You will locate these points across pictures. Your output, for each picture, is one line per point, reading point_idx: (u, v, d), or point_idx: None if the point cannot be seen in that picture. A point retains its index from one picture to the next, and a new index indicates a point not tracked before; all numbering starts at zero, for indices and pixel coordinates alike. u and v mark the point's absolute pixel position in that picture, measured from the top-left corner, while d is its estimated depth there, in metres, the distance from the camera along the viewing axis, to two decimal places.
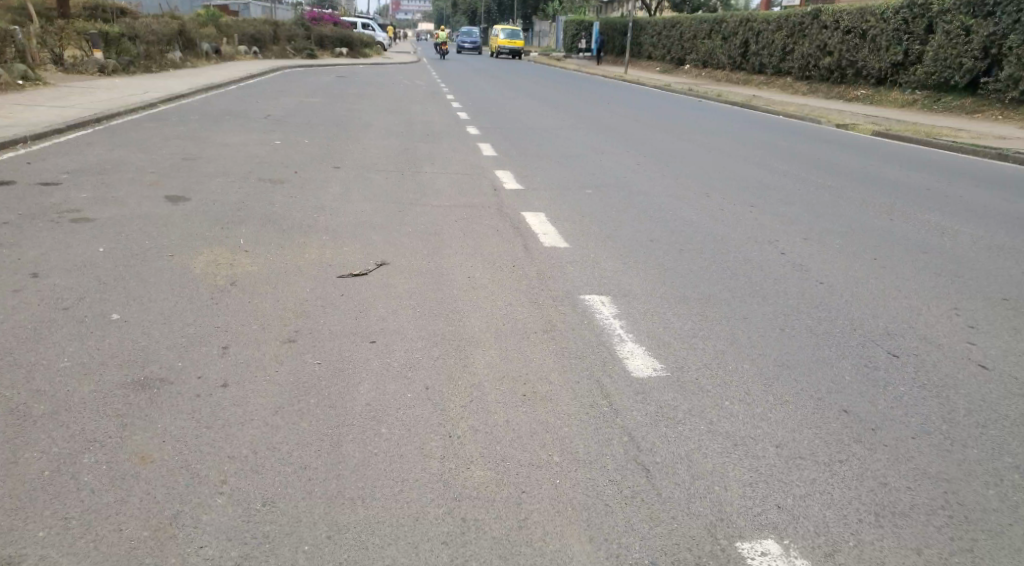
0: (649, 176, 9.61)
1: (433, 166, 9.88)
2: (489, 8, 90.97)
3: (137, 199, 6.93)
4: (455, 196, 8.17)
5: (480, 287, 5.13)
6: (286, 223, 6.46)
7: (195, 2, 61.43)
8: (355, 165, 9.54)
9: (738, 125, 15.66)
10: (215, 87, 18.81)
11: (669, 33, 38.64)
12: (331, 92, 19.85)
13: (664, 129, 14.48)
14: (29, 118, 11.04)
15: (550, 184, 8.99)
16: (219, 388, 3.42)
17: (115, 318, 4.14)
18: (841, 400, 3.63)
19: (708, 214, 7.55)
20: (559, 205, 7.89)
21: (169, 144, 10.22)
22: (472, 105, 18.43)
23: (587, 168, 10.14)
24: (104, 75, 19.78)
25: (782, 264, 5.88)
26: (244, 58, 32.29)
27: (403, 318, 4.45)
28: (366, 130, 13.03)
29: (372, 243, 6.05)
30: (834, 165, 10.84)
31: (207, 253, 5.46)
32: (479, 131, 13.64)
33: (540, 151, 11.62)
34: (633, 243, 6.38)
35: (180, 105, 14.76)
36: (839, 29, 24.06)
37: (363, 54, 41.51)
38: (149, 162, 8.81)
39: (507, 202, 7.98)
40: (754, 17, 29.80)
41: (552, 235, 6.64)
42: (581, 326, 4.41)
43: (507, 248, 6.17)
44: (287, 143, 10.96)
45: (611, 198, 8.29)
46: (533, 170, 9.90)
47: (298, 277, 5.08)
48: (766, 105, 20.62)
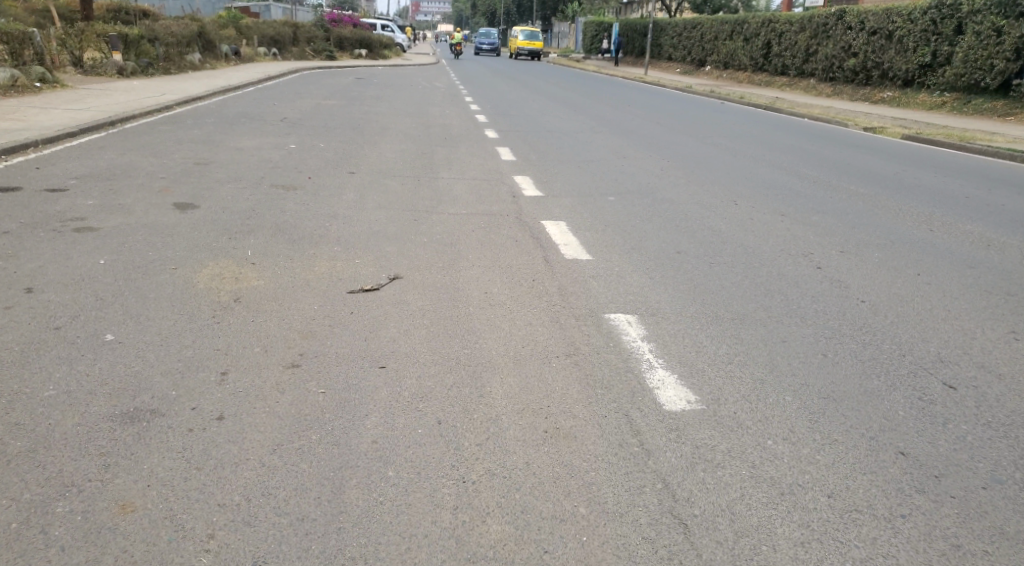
0: (674, 182, 9.26)
1: (450, 172, 9.60)
2: (508, 9, 90.68)
3: (144, 207, 6.70)
4: (472, 203, 7.88)
5: (498, 304, 4.81)
6: (297, 233, 6.20)
7: (217, 4, 61.75)
8: (371, 171, 9.28)
9: (763, 127, 15.23)
10: (232, 89, 18.68)
11: (689, 34, 38.12)
12: (349, 94, 19.66)
13: (687, 132, 14.09)
14: (43, 121, 10.90)
15: (571, 191, 8.67)
16: (214, 422, 3.15)
17: (110, 339, 3.89)
18: (898, 439, 3.28)
19: (737, 223, 7.19)
20: (581, 213, 7.58)
21: (182, 148, 10.03)
22: (491, 107, 18.12)
23: (609, 174, 9.80)
24: (123, 76, 19.72)
25: (820, 279, 5.52)
26: (264, 59, 32.25)
27: (415, 339, 4.15)
28: (383, 133, 12.78)
29: (386, 255, 5.75)
30: (866, 171, 10.41)
31: (212, 265, 5.21)
32: (498, 134, 13.34)
33: (560, 156, 11.29)
34: (660, 256, 6.04)
35: (195, 107, 14.60)
36: (864, 30, 23.49)
37: (382, 55, 41.43)
38: (160, 167, 8.60)
39: (527, 210, 7.67)
40: (777, 18, 29.25)
41: (573, 246, 6.31)
42: (607, 349, 4.09)
43: (527, 261, 5.85)
44: (302, 147, 10.73)
45: (635, 206, 7.96)
46: (553, 176, 9.57)
47: (306, 293, 4.80)
48: (789, 108, 20.16)
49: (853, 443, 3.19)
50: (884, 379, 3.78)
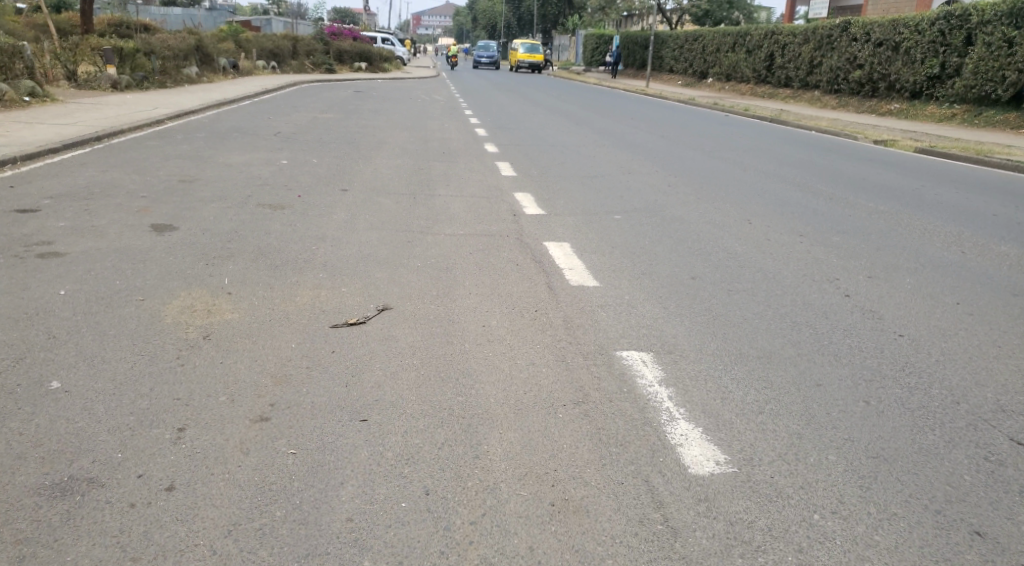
0: (683, 199, 8.82)
1: (448, 188, 9.16)
2: (508, 21, 90.64)
3: (118, 229, 6.25)
4: (471, 223, 7.44)
5: (497, 340, 4.34)
6: (280, 259, 5.74)
7: (217, 18, 61.65)
8: (365, 188, 8.84)
9: (771, 141, 14.79)
10: (227, 102, 18.29)
11: (691, 46, 37.81)
12: (347, 108, 19.25)
13: (694, 146, 13.66)
14: (26, 136, 10.47)
15: (575, 208, 8.22)
16: (162, 494, 2.68)
17: (53, 386, 3.45)
18: (970, 513, 2.67)
19: (754, 244, 6.72)
20: (587, 233, 7.13)
21: (169, 164, 9.60)
22: (492, 121, 17.73)
23: (615, 191, 9.35)
24: (117, 90, 19.35)
25: (849, 309, 5.05)
26: (263, 72, 31.97)
27: (403, 385, 3.66)
28: (380, 148, 12.36)
29: (375, 282, 5.29)
30: (883, 187, 9.95)
31: (184, 295, 4.76)
32: (498, 149, 12.92)
33: (564, 171, 10.86)
34: (673, 282, 5.58)
35: (188, 121, 14.19)
36: (870, 42, 23.12)
37: (382, 69, 41.18)
38: (142, 185, 8.16)
39: (529, 230, 7.22)
40: (779, 30, 28.89)
41: (579, 271, 5.84)
42: (621, 394, 3.59)
43: (529, 288, 5.39)
44: (295, 163, 10.30)
45: (644, 225, 7.50)
46: (556, 193, 9.13)
47: (285, 329, 4.33)
48: (796, 120, 19.73)
49: (918, 518, 2.64)
50: (941, 433, 3.27)
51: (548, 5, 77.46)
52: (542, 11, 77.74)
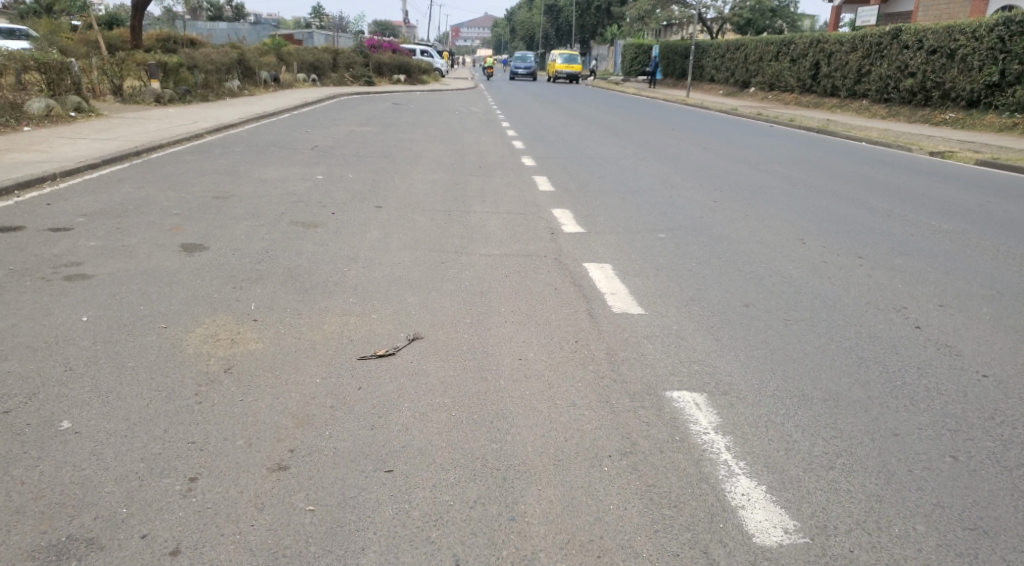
0: (730, 216, 8.42)
1: (484, 205, 8.90)
2: (546, 32, 90.60)
3: (147, 249, 6.11)
4: (508, 241, 7.15)
5: (536, 377, 4.04)
6: (309, 281, 5.51)
7: (260, 31, 62.66)
8: (400, 204, 8.61)
9: (819, 153, 14.27)
10: (266, 116, 18.35)
11: (732, 55, 37.16)
12: (385, 120, 19.17)
13: (738, 159, 13.21)
14: (66, 152, 10.51)
15: (617, 226, 7.88)
16: (166, 560, 2.43)
17: (63, 425, 3.24)
18: None
19: (808, 267, 6.31)
20: (630, 253, 6.79)
21: (205, 179, 9.53)
22: (530, 133, 17.47)
23: (658, 207, 8.98)
24: (160, 104, 19.57)
25: (918, 343, 4.64)
26: (303, 85, 32.29)
27: (434, 429, 3.37)
28: (416, 162, 12.18)
29: (405, 308, 5.04)
30: (942, 203, 9.42)
31: (209, 322, 4.56)
32: (536, 162, 12.64)
33: (603, 185, 10.52)
34: (724, 308, 5.21)
35: (227, 135, 14.20)
36: (923, 49, 22.32)
37: (421, 81, 41.34)
38: (176, 202, 8.06)
39: (568, 249, 6.91)
40: (826, 38, 28.16)
41: (622, 297, 5.49)
42: (672, 445, 3.26)
43: (568, 315, 5.07)
44: (330, 178, 10.15)
45: (689, 245, 7.12)
46: (596, 209, 8.80)
47: (311, 362, 4.08)
48: (845, 130, 19.10)
49: None
50: None
51: (586, 15, 77.13)
52: (580, 22, 77.30)
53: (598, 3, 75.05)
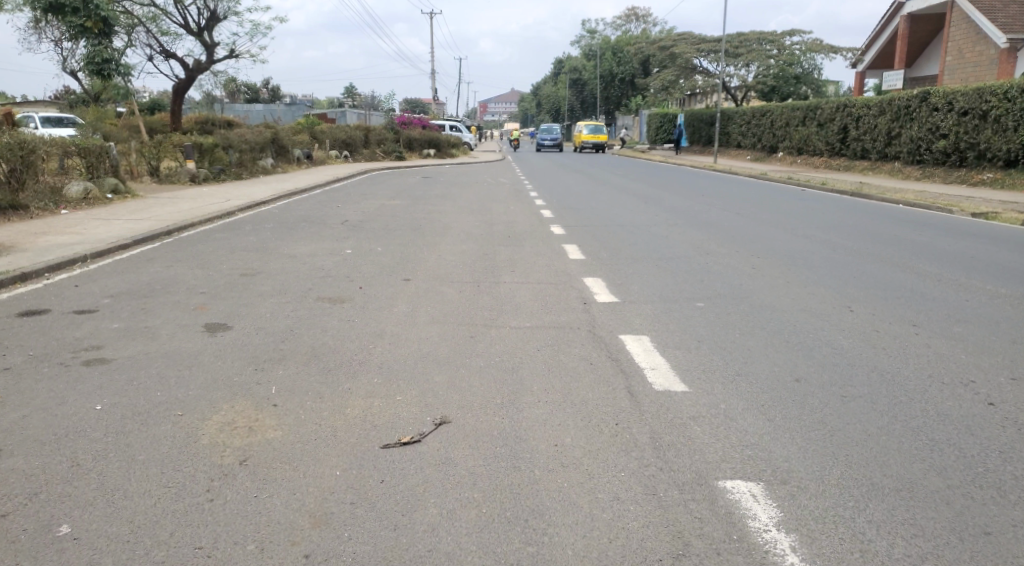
0: (771, 284, 8.09)
1: (514, 275, 8.69)
2: (572, 105, 92.38)
3: (170, 330, 5.98)
4: (539, 312, 6.89)
5: (573, 465, 3.71)
6: (334, 361, 5.29)
7: (295, 112, 64.81)
8: (429, 277, 8.44)
9: (855, 216, 13.94)
10: (298, 192, 18.61)
11: (759, 121, 37.27)
12: (414, 193, 19.31)
13: (771, 223, 12.93)
14: (99, 233, 10.61)
15: (652, 295, 7.59)
16: None
17: (63, 530, 2.98)
18: None
19: (858, 337, 5.94)
20: (668, 324, 6.48)
21: (234, 257, 9.51)
22: (558, 202, 17.43)
23: (694, 274, 8.68)
24: (195, 182, 20.00)
25: (991, 422, 4.23)
26: (335, 161, 33.00)
27: (464, 532, 3.06)
28: (445, 233, 12.09)
29: (433, 387, 4.78)
30: (992, 266, 8.99)
31: (227, 408, 4.33)
32: (566, 231, 12.49)
33: (635, 253, 10.28)
34: (774, 382, 4.85)
35: (258, 212, 14.34)
36: (953, 111, 22.06)
37: (450, 154, 42.09)
38: (203, 280, 7.99)
39: (602, 320, 6.63)
40: (852, 102, 28.11)
41: (662, 371, 5.14)
42: (733, 555, 2.90)
43: (606, 391, 4.75)
44: (359, 251, 10.07)
45: (730, 314, 6.80)
46: (629, 277, 8.54)
47: (332, 452, 3.81)
48: (880, 192, 18.75)
49: None
50: None
51: (611, 87, 78.59)
52: (605, 94, 78.69)
53: (622, 75, 76.50)
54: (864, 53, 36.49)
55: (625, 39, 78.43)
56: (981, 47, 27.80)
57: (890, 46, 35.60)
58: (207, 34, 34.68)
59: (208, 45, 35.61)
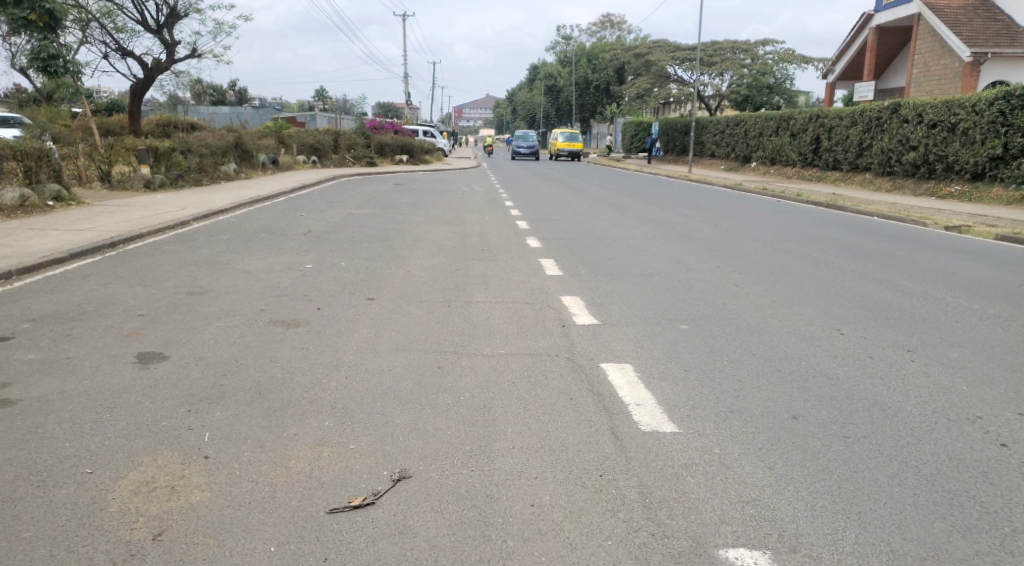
0: (757, 303, 7.65)
1: (487, 293, 8.15)
2: (546, 111, 92.12)
3: (96, 362, 5.36)
4: (513, 337, 6.34)
5: (553, 533, 3.17)
6: (279, 399, 4.69)
7: (265, 116, 63.62)
8: (394, 296, 7.84)
9: (836, 229, 13.59)
10: (260, 199, 17.88)
11: (732, 130, 37.24)
12: (383, 201, 18.67)
13: (751, 236, 12.53)
14: (36, 245, 9.90)
15: (633, 316, 7.11)
16: None
17: None
18: None
19: (858, 365, 5.47)
20: (651, 349, 5.99)
21: (182, 273, 8.85)
22: (532, 212, 16.93)
23: (676, 292, 8.24)
24: (151, 189, 19.19)
25: (1018, 470, 3.75)
26: (302, 167, 32.19)
27: None
28: (414, 246, 11.50)
29: (394, 431, 4.20)
30: (983, 284, 8.61)
31: (148, 463, 3.73)
32: (540, 244, 11.98)
33: (613, 268, 9.82)
34: (770, 419, 4.35)
35: (214, 221, 13.64)
36: (922, 123, 21.99)
37: (421, 160, 41.44)
38: (144, 301, 7.37)
39: (581, 345, 6.11)
40: (825, 113, 28.07)
41: (648, 408, 4.56)
42: None
43: (588, 434, 4.19)
44: (320, 266, 9.45)
45: (716, 338, 6.34)
46: (608, 296, 8.05)
47: (265, 522, 3.21)
48: (855, 204, 18.53)
49: None
50: None
51: (585, 95, 78.44)
52: (579, 102, 78.52)
53: (597, 83, 76.40)
54: (834, 64, 36.60)
55: (598, 46, 78.33)
56: (946, 60, 27.91)
57: (859, 58, 35.75)
58: (167, 32, 33.71)
59: (168, 44, 34.62)
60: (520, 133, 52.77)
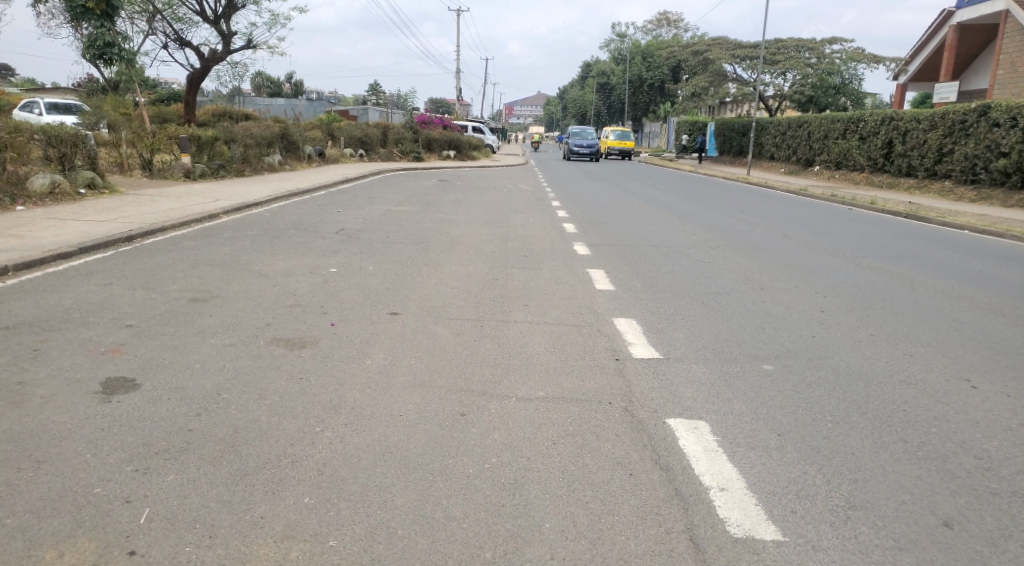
0: (854, 338, 6.35)
1: (528, 311, 7.05)
2: (599, 110, 90.54)
3: (52, 387, 4.36)
4: (554, 373, 5.19)
5: None
6: (256, 457, 3.65)
7: (318, 108, 63.59)
8: (421, 311, 6.80)
9: (923, 245, 12.11)
10: (298, 193, 17.06)
11: (795, 132, 35.34)
12: (426, 198, 17.71)
13: (825, 251, 11.15)
14: (46, 237, 9.09)
15: (706, 350, 5.89)
16: None
17: None
18: None
19: (1009, 445, 4.19)
20: (732, 400, 4.76)
21: (192, 274, 7.92)
22: (582, 214, 15.76)
23: (753, 319, 6.98)
24: (190, 179, 18.58)
25: None
26: (348, 160, 31.57)
27: None
28: (452, 249, 10.48)
29: (391, 519, 3.12)
30: None
31: (51, 562, 2.71)
32: (590, 251, 10.84)
33: (674, 284, 8.57)
34: (916, 539, 3.14)
35: (244, 215, 12.82)
36: (1016, 128, 20.03)
37: (469, 156, 40.55)
38: (140, 308, 6.42)
39: (640, 389, 4.93)
40: (901, 115, 26.13)
41: (738, 502, 3.44)
42: None
43: (660, 544, 3.06)
44: (345, 271, 8.47)
45: (812, 387, 5.09)
46: (672, 320, 6.84)
47: None
48: (941, 215, 16.83)
49: None
50: None
51: (639, 93, 76.50)
52: (633, 100, 76.58)
53: (651, 81, 74.47)
54: (908, 63, 34.36)
55: (654, 43, 76.22)
56: None
57: (936, 57, 33.49)
58: (224, 23, 33.50)
59: (225, 35, 34.41)
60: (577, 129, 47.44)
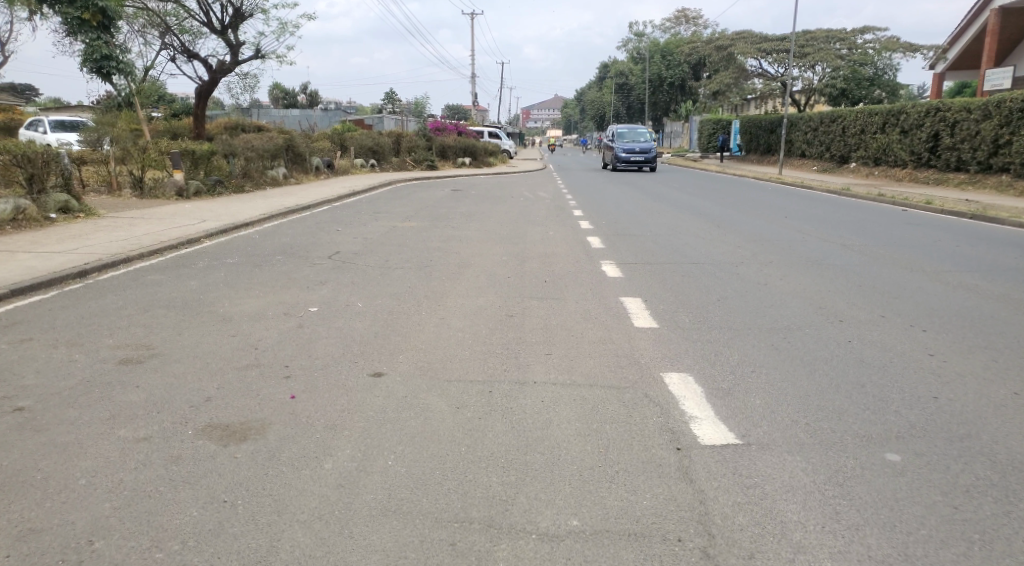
0: (993, 400, 4.71)
1: (551, 364, 5.47)
2: (618, 111, 88.60)
3: None
4: (594, 481, 3.61)
5: None
6: None
7: (334, 118, 62.62)
8: (413, 370, 5.26)
9: (1012, 253, 10.32)
10: (297, 209, 15.63)
11: (827, 128, 33.37)
12: (437, 210, 16.25)
13: (899, 265, 9.45)
14: None
15: (800, 429, 4.25)
16: None
17: None
18: None
19: None
20: (864, 529, 3.17)
21: (138, 321, 6.45)
22: (608, 225, 14.17)
23: (845, 370, 5.35)
24: (185, 196, 17.27)
25: None
26: (359, 170, 30.21)
27: None
28: (461, 275, 8.96)
29: None
30: None
31: None
32: (621, 272, 9.26)
33: (730, 317, 6.96)
34: None
35: (230, 238, 11.41)
36: None
37: (486, 163, 39.11)
38: (48, 378, 4.97)
39: (720, 508, 3.37)
40: (948, 105, 24.16)
41: None
42: None
43: None
44: (327, 310, 6.98)
45: (973, 493, 3.49)
46: (741, 374, 5.23)
47: None
48: (1011, 215, 14.94)
49: None
50: None
51: (659, 93, 74.54)
52: (653, 99, 74.52)
53: (672, 80, 72.33)
54: (946, 51, 32.17)
55: (673, 41, 74.01)
56: None
57: (976, 44, 31.40)
58: (232, 33, 32.32)
59: (234, 45, 33.24)
60: (625, 128, 39.60)
